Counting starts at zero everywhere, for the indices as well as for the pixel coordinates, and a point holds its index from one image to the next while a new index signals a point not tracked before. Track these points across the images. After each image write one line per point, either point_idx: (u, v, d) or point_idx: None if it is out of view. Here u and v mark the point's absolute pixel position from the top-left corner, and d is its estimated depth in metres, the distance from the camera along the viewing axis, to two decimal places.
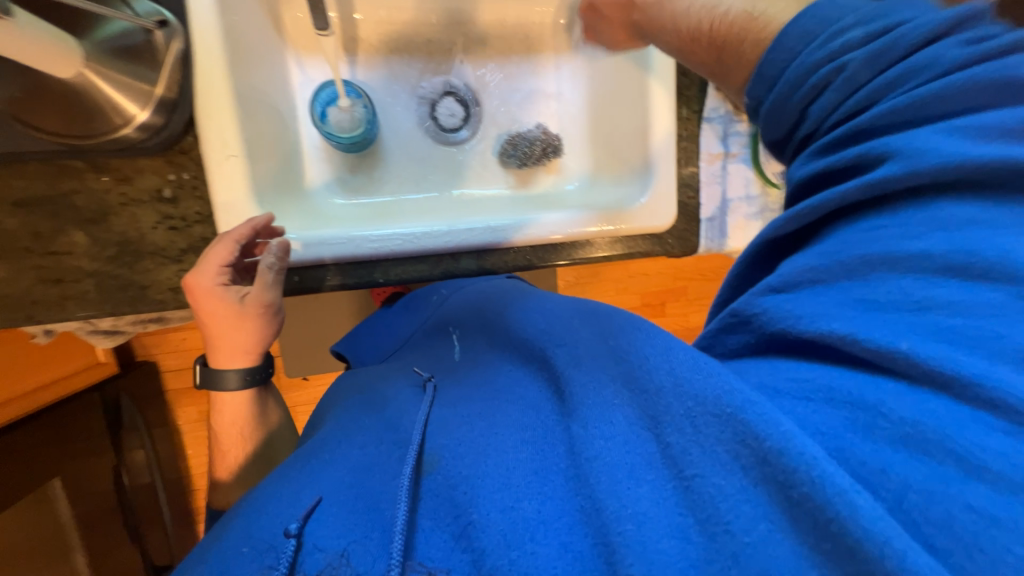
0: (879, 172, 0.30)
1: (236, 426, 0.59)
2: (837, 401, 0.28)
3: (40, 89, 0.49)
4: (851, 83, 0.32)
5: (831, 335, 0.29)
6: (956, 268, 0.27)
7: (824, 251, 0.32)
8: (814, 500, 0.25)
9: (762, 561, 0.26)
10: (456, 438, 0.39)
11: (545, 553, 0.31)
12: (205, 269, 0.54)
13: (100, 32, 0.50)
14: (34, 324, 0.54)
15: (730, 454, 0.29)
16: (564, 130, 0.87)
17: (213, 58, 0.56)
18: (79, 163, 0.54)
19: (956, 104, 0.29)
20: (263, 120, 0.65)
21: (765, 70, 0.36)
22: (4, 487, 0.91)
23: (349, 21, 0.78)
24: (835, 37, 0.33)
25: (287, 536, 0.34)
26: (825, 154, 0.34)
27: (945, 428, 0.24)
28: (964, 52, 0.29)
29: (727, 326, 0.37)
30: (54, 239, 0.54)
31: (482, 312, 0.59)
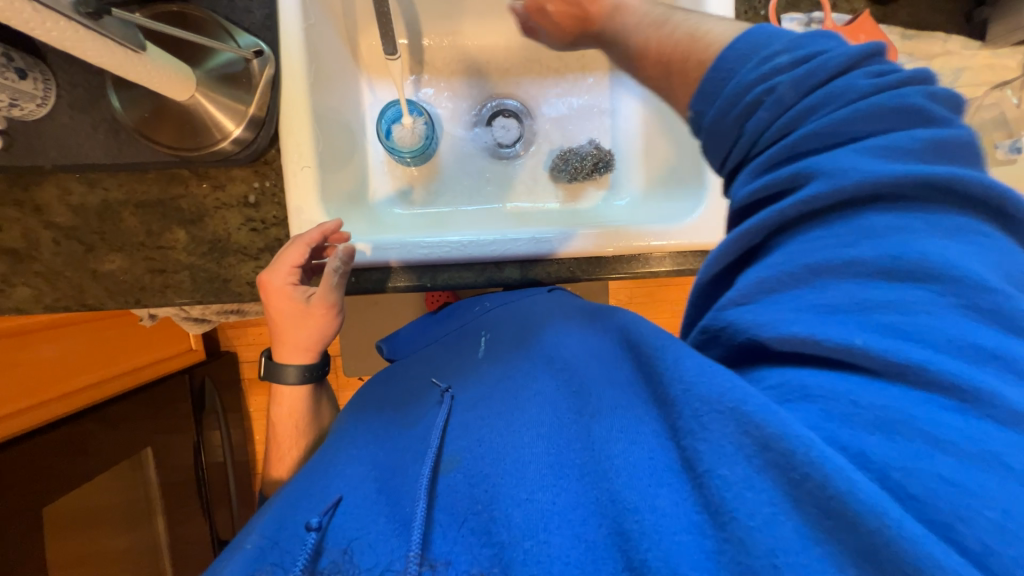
0: (811, 189, 0.36)
1: (293, 418, 0.64)
2: (809, 397, 0.34)
3: (163, 110, 0.59)
4: (778, 104, 0.39)
5: (794, 338, 0.34)
6: (887, 271, 0.33)
7: (773, 263, 0.37)
8: (813, 479, 0.30)
9: (767, 546, 0.30)
10: (473, 440, 0.44)
11: (557, 543, 0.36)
12: (278, 270, 0.61)
13: (211, 62, 0.59)
14: (142, 306, 0.64)
15: (735, 445, 0.34)
16: (617, 146, 0.87)
17: (298, 82, 0.64)
18: (185, 172, 0.63)
19: (856, 128, 0.36)
20: (337, 137, 0.73)
21: (707, 88, 0.43)
22: (111, 448, 1.06)
23: (417, 46, 0.85)
24: (765, 62, 0.41)
25: (309, 529, 0.40)
26: (759, 175, 0.40)
27: (905, 411, 0.30)
28: (867, 83, 0.37)
29: (703, 342, 0.43)
30: (162, 236, 0.64)
31: (516, 321, 0.62)
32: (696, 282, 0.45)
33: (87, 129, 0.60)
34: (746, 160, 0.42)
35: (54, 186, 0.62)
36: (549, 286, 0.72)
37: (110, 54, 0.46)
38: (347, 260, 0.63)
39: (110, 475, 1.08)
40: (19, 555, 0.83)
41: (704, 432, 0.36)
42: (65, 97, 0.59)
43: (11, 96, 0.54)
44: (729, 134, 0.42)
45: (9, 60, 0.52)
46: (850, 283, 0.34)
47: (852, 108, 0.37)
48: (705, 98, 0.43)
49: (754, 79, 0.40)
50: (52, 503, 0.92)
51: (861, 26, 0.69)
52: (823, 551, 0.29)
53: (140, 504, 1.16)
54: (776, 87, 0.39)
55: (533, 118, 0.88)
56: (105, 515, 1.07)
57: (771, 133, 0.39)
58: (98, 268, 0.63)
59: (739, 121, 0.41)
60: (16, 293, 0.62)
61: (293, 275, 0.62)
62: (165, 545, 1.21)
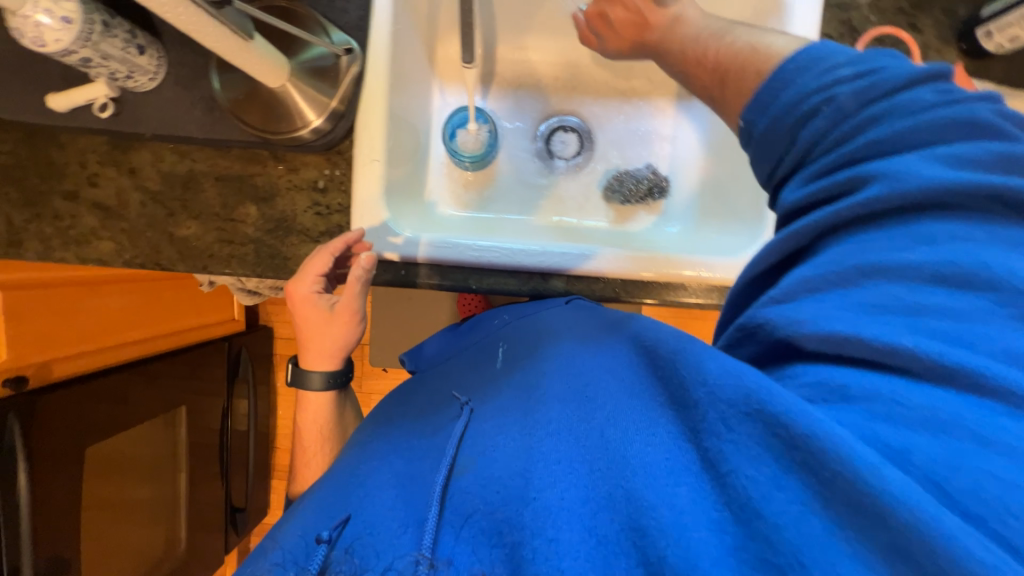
0: (867, 194, 0.39)
1: (317, 425, 0.67)
2: (850, 397, 0.34)
3: (254, 94, 0.63)
4: (838, 113, 0.43)
5: (836, 333, 0.36)
6: (939, 277, 0.35)
7: (822, 263, 0.40)
8: (845, 475, 0.30)
9: (794, 542, 0.31)
10: (490, 445, 0.45)
11: (569, 537, 0.37)
12: (302, 278, 0.64)
13: (304, 55, 0.63)
14: (207, 273, 0.68)
15: (762, 445, 0.34)
16: (674, 173, 0.87)
17: (379, 81, 0.68)
18: (265, 153, 0.68)
19: (916, 139, 0.39)
20: (405, 135, 0.76)
21: (761, 97, 0.47)
22: (150, 402, 1.12)
23: (490, 57, 0.87)
24: (827, 75, 0.44)
25: (319, 542, 0.41)
26: (812, 181, 0.43)
27: (952, 412, 0.31)
28: (934, 99, 0.40)
29: (738, 339, 0.45)
30: (235, 210, 0.68)
31: (533, 331, 0.63)
32: (739, 279, 0.48)
33: (186, 105, 0.65)
34: (803, 166, 0.45)
35: (149, 152, 0.67)
36: (570, 295, 0.71)
37: (221, 40, 0.50)
38: (368, 268, 0.63)
39: (147, 428, 1.14)
40: (59, 487, 0.89)
41: (728, 433, 0.36)
42: (172, 73, 0.64)
43: (129, 69, 0.59)
44: (780, 146, 0.46)
45: (132, 37, 0.57)
46: (903, 285, 0.36)
47: (914, 121, 0.40)
48: (757, 107, 0.48)
49: (814, 88, 0.44)
50: (95, 445, 0.98)
51: (950, 78, 0.66)
52: (852, 548, 0.30)
53: (169, 459, 1.22)
54: (835, 97, 0.43)
55: (593, 138, 0.89)
56: (137, 465, 1.13)
57: (827, 143, 0.43)
58: (175, 232, 0.68)
59: (795, 130, 0.45)
60: (101, 245, 0.68)
61: (316, 283, 0.64)
62: (183, 502, 1.27)
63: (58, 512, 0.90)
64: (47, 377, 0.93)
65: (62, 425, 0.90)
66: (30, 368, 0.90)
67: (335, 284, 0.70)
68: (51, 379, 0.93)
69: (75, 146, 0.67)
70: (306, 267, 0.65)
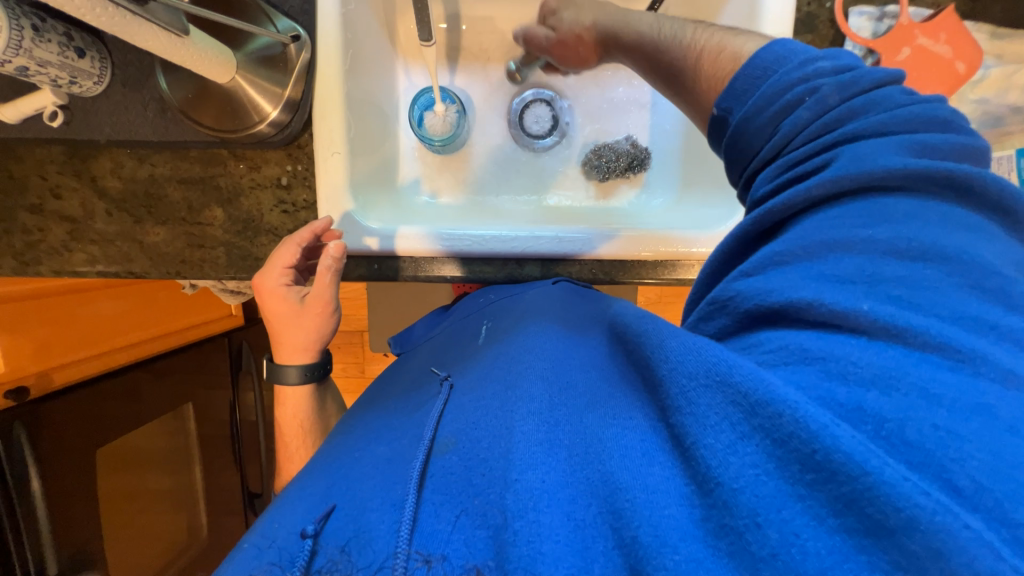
0: (835, 169, 0.40)
1: (297, 420, 0.67)
2: (808, 359, 0.34)
3: (204, 92, 0.61)
4: (820, 104, 0.43)
5: (798, 301, 0.36)
6: (901, 250, 0.36)
7: (789, 240, 0.41)
8: (800, 436, 0.29)
9: (750, 505, 0.30)
10: (469, 423, 0.45)
11: (548, 521, 0.34)
12: (270, 272, 0.64)
13: (250, 45, 0.61)
14: (182, 278, 0.68)
15: (721, 414, 0.34)
16: (654, 143, 0.84)
17: (333, 67, 0.65)
18: (224, 152, 0.66)
19: (893, 127, 0.41)
20: (370, 121, 0.74)
21: (736, 84, 0.47)
22: (158, 400, 1.14)
23: (455, 31, 0.83)
24: (808, 64, 0.45)
25: (305, 536, 0.40)
26: (781, 173, 0.44)
27: (903, 370, 0.31)
28: (904, 97, 0.42)
29: (707, 314, 0.44)
30: (201, 213, 0.67)
31: (507, 309, 0.65)
32: (713, 256, 0.48)
33: (138, 107, 0.63)
34: (773, 159, 0.45)
35: (108, 159, 0.66)
36: (555, 278, 0.71)
37: (154, 38, 0.48)
38: (338, 257, 0.63)
39: (153, 426, 1.16)
40: (74, 487, 0.93)
41: (691, 406, 0.36)
42: (119, 74, 0.62)
43: (70, 74, 0.56)
44: (753, 143, 0.46)
45: (68, 40, 0.55)
46: (864, 257, 0.37)
47: (887, 115, 0.41)
48: (734, 97, 0.48)
49: (795, 78, 0.44)
50: (106, 445, 1.02)
51: (942, 22, 0.62)
52: (805, 506, 0.29)
53: (180, 451, 1.25)
54: (818, 88, 0.43)
55: (568, 110, 0.85)
56: (151, 460, 1.17)
57: (806, 133, 0.43)
58: (144, 239, 0.67)
59: (773, 121, 0.45)
60: (72, 257, 0.67)
61: (286, 276, 0.64)
62: (199, 490, 1.31)
63: (74, 511, 0.94)
64: (49, 386, 0.95)
65: (67, 431, 0.92)
66: (30, 378, 0.92)
67: (306, 275, 0.70)
68: (52, 387, 0.95)
69: (33, 157, 0.65)
70: (274, 259, 0.65)
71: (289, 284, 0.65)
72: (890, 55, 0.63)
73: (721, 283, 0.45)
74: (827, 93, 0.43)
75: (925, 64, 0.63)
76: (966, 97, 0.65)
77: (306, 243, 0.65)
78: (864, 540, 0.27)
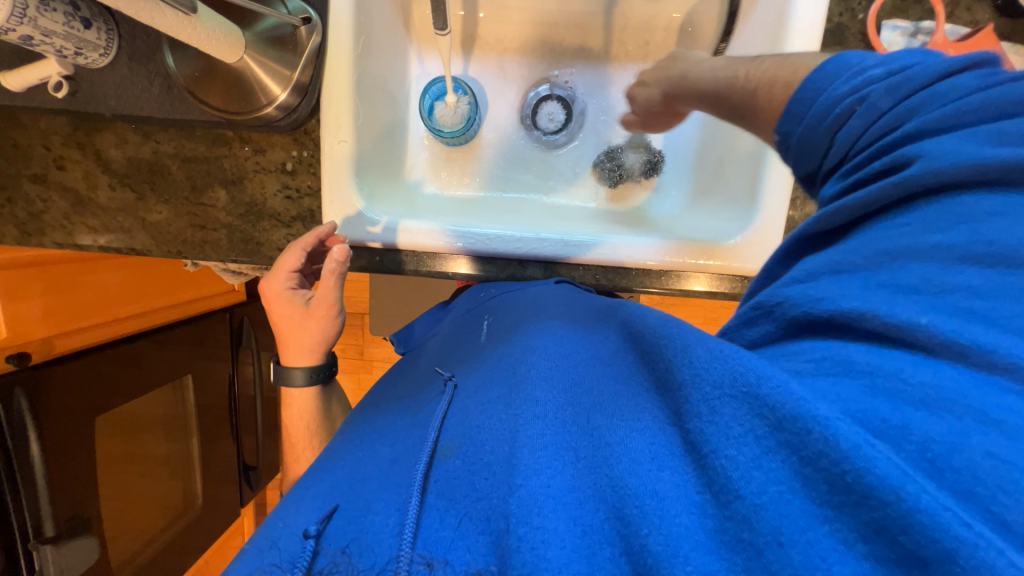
0: (912, 170, 0.36)
1: (304, 419, 0.67)
2: (854, 371, 0.32)
3: (211, 70, 0.60)
4: (871, 110, 0.40)
5: (851, 311, 0.33)
6: (977, 257, 0.32)
7: (848, 249, 0.37)
8: (829, 455, 0.28)
9: (772, 522, 0.29)
10: (473, 426, 0.45)
11: (554, 526, 0.33)
12: (276, 276, 0.64)
13: (260, 24, 0.59)
14: (183, 258, 0.68)
15: (745, 426, 0.33)
16: (668, 149, 0.83)
17: (343, 51, 0.63)
18: (229, 133, 0.65)
19: (968, 117, 0.36)
20: (380, 108, 0.73)
21: (793, 109, 0.45)
22: (158, 371, 1.15)
23: (472, 18, 0.80)
24: (857, 76, 0.42)
25: (306, 537, 0.40)
26: (848, 175, 0.41)
27: (957, 392, 0.28)
28: (982, 81, 0.37)
29: (750, 319, 0.41)
30: (204, 194, 0.66)
31: (517, 307, 0.63)
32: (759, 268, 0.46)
33: (144, 82, 0.62)
34: (839, 164, 0.42)
35: (112, 133, 0.65)
36: (558, 278, 0.70)
37: (160, 15, 0.47)
38: (342, 260, 0.61)
39: (154, 396, 1.17)
40: (72, 453, 0.95)
41: (713, 415, 0.35)
42: (125, 47, 0.61)
43: (76, 45, 0.55)
44: (815, 148, 0.44)
45: (74, 9, 0.53)
46: (935, 266, 0.33)
47: (959, 107, 0.36)
48: (790, 118, 0.46)
49: (843, 92, 0.42)
50: (105, 413, 1.03)
51: (980, 41, 0.59)
52: (831, 528, 0.28)
53: (178, 420, 1.27)
54: (868, 96, 0.40)
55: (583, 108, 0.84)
56: (150, 429, 1.19)
57: (867, 138, 0.40)
58: (146, 216, 0.67)
59: (829, 131, 0.43)
60: (74, 230, 0.67)
61: (291, 279, 0.65)
62: (196, 457, 1.34)
63: (72, 476, 0.95)
64: (50, 352, 0.96)
65: (66, 397, 0.94)
66: (32, 343, 0.93)
67: (312, 278, 0.70)
68: (53, 354, 0.96)
69: (38, 126, 0.64)
70: (280, 263, 0.65)
71: (294, 288, 0.65)
72: None
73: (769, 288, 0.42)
74: (876, 99, 0.40)
75: None
76: None
77: (310, 246, 0.65)
78: (894, 566, 0.26)
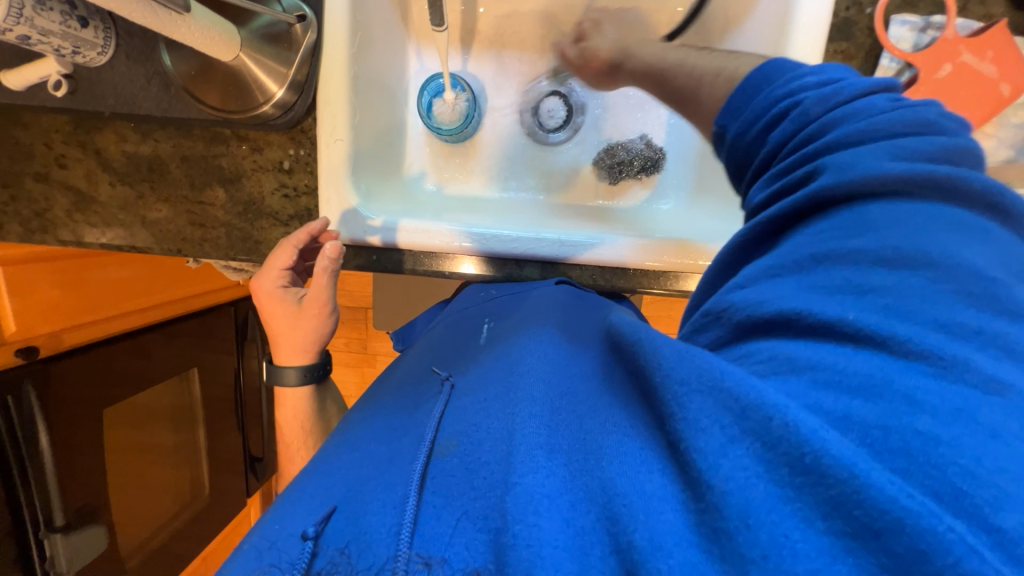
0: (822, 181, 0.39)
1: (298, 420, 0.67)
2: (798, 369, 0.33)
3: (208, 69, 0.60)
4: (802, 116, 0.43)
5: (787, 311, 0.35)
6: (883, 259, 0.34)
7: (780, 254, 0.40)
8: (790, 438, 0.28)
9: (741, 508, 0.28)
10: (471, 425, 0.44)
11: (546, 526, 0.32)
12: (266, 275, 0.65)
13: (255, 22, 0.59)
14: (183, 256, 0.68)
15: (715, 415, 0.32)
16: (670, 146, 0.81)
17: (339, 49, 0.63)
18: (227, 132, 0.65)
19: (872, 133, 0.39)
20: (378, 105, 0.72)
21: (734, 105, 0.49)
22: (163, 364, 1.17)
23: (471, 14, 0.79)
24: (793, 83, 0.45)
25: (305, 538, 0.40)
26: (775, 180, 0.44)
27: (881, 376, 0.30)
28: (886, 103, 0.41)
29: (701, 325, 0.43)
30: (202, 192, 0.66)
31: (514, 311, 0.64)
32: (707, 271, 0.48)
33: (141, 81, 0.62)
34: (767, 166, 0.45)
35: (111, 132, 0.65)
36: (558, 278, 0.70)
37: (152, 15, 0.46)
38: (334, 258, 0.61)
39: (161, 388, 1.19)
40: (80, 444, 0.97)
41: (683, 410, 0.34)
42: (123, 45, 0.61)
43: (73, 44, 0.55)
44: (749, 153, 0.47)
45: (71, 8, 0.53)
46: (851, 268, 0.35)
47: (866, 123, 0.40)
48: (730, 113, 0.49)
49: (779, 95, 0.46)
50: (112, 405, 1.05)
51: (992, 38, 0.58)
52: (793, 508, 0.27)
53: (185, 412, 1.29)
54: (801, 101, 0.44)
55: (583, 105, 0.83)
56: (157, 420, 1.21)
57: (792, 142, 0.43)
58: (147, 215, 0.68)
59: (763, 134, 0.46)
60: (76, 228, 0.68)
61: (281, 278, 0.65)
62: (203, 448, 1.35)
63: (80, 466, 0.97)
64: (58, 346, 0.97)
65: (74, 390, 0.95)
66: (41, 338, 0.94)
67: (304, 276, 0.71)
68: (62, 347, 0.98)
69: (39, 125, 0.65)
70: (270, 262, 0.66)
71: (286, 286, 0.66)
72: (930, 70, 0.60)
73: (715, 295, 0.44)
74: (811, 108, 0.43)
75: (968, 81, 0.59)
76: (1009, 120, 0.62)
77: (302, 243, 0.65)
78: (853, 543, 0.26)
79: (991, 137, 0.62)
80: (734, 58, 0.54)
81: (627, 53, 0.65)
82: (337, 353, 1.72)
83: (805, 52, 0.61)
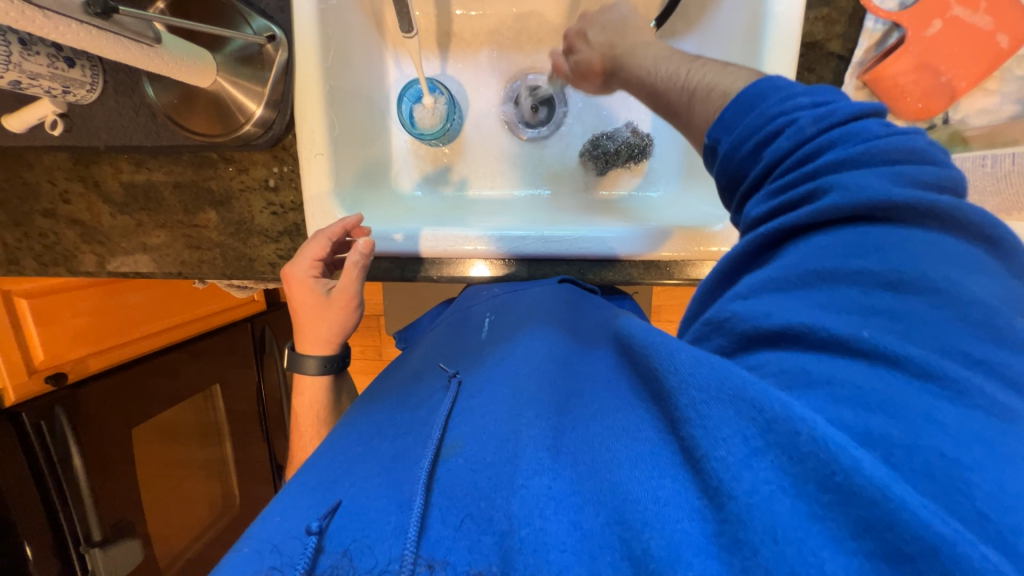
0: (825, 201, 0.38)
1: (315, 409, 0.67)
2: (811, 383, 0.31)
3: (190, 97, 0.63)
4: (798, 135, 0.41)
5: (798, 324, 0.34)
6: (890, 284, 0.34)
7: (782, 266, 0.39)
8: (818, 455, 0.27)
9: (766, 520, 0.27)
10: (477, 426, 0.41)
11: (556, 530, 0.31)
12: (301, 263, 0.65)
13: (229, 47, 0.62)
14: (184, 278, 0.71)
15: (739, 425, 0.31)
16: (657, 131, 0.80)
17: (310, 66, 0.64)
18: (213, 156, 0.67)
19: (872, 159, 0.38)
20: (360, 115, 0.73)
21: (724, 117, 0.45)
22: (188, 381, 1.20)
23: (446, 17, 0.79)
24: (788, 99, 0.43)
25: (309, 533, 0.36)
26: (772, 197, 0.42)
27: (902, 397, 0.29)
28: (881, 129, 0.39)
29: (703, 334, 0.42)
30: (196, 216, 0.69)
31: (514, 311, 0.63)
32: (705, 279, 0.46)
33: (130, 113, 0.64)
34: (761, 184, 0.43)
35: (108, 164, 0.68)
36: (561, 277, 0.70)
37: (126, 51, 0.48)
38: (366, 253, 0.63)
39: (186, 405, 1.22)
40: (112, 461, 1.01)
41: (701, 418, 0.33)
42: (110, 81, 0.63)
43: (64, 85, 0.57)
44: (742, 169, 0.44)
45: (57, 50, 0.55)
46: (856, 290, 0.35)
47: (869, 146, 0.38)
48: (722, 127, 0.45)
49: (775, 112, 0.43)
50: (140, 426, 1.10)
51: None
52: (823, 527, 0.26)
53: (211, 425, 1.31)
54: (797, 120, 0.41)
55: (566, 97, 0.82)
56: (183, 437, 1.24)
57: (790, 159, 0.41)
58: (147, 242, 0.70)
59: (755, 152, 0.43)
60: (84, 258, 0.71)
61: (314, 268, 0.65)
62: (232, 461, 1.38)
63: (114, 484, 1.02)
64: (85, 371, 1.02)
65: (102, 411, 1.00)
66: (68, 364, 0.99)
67: (334, 270, 0.70)
68: (89, 372, 1.03)
69: (43, 164, 0.69)
70: (303, 253, 0.65)
71: (317, 277, 0.66)
72: (919, 29, 0.57)
73: (716, 303, 0.43)
74: (805, 123, 0.41)
75: (959, 38, 0.57)
76: (1013, 73, 0.58)
77: (336, 237, 0.66)
78: (881, 564, 0.25)
79: (994, 94, 0.59)
80: (731, 70, 0.50)
81: (620, 62, 0.62)
82: (353, 360, 1.76)
83: (790, 21, 0.59)
